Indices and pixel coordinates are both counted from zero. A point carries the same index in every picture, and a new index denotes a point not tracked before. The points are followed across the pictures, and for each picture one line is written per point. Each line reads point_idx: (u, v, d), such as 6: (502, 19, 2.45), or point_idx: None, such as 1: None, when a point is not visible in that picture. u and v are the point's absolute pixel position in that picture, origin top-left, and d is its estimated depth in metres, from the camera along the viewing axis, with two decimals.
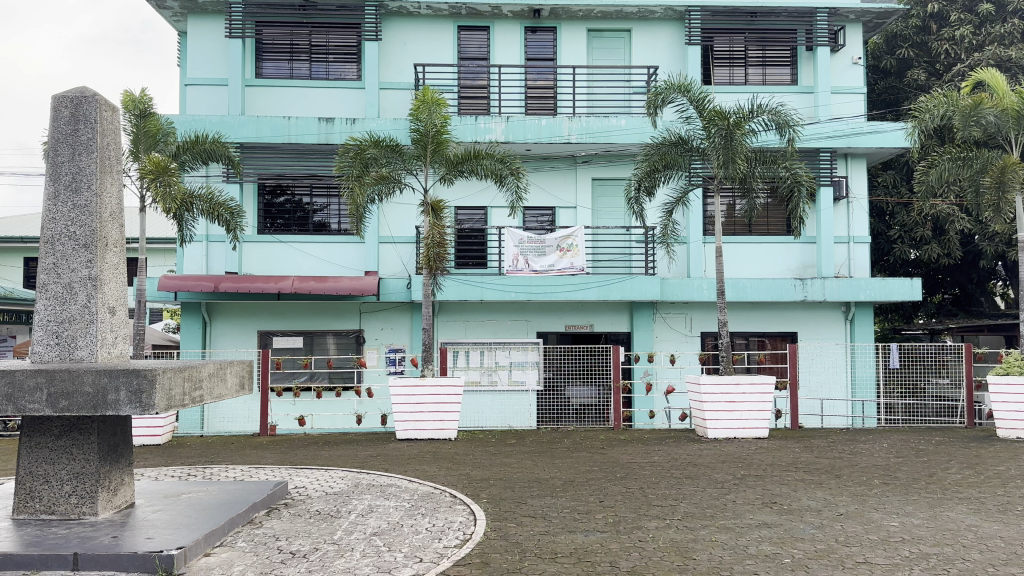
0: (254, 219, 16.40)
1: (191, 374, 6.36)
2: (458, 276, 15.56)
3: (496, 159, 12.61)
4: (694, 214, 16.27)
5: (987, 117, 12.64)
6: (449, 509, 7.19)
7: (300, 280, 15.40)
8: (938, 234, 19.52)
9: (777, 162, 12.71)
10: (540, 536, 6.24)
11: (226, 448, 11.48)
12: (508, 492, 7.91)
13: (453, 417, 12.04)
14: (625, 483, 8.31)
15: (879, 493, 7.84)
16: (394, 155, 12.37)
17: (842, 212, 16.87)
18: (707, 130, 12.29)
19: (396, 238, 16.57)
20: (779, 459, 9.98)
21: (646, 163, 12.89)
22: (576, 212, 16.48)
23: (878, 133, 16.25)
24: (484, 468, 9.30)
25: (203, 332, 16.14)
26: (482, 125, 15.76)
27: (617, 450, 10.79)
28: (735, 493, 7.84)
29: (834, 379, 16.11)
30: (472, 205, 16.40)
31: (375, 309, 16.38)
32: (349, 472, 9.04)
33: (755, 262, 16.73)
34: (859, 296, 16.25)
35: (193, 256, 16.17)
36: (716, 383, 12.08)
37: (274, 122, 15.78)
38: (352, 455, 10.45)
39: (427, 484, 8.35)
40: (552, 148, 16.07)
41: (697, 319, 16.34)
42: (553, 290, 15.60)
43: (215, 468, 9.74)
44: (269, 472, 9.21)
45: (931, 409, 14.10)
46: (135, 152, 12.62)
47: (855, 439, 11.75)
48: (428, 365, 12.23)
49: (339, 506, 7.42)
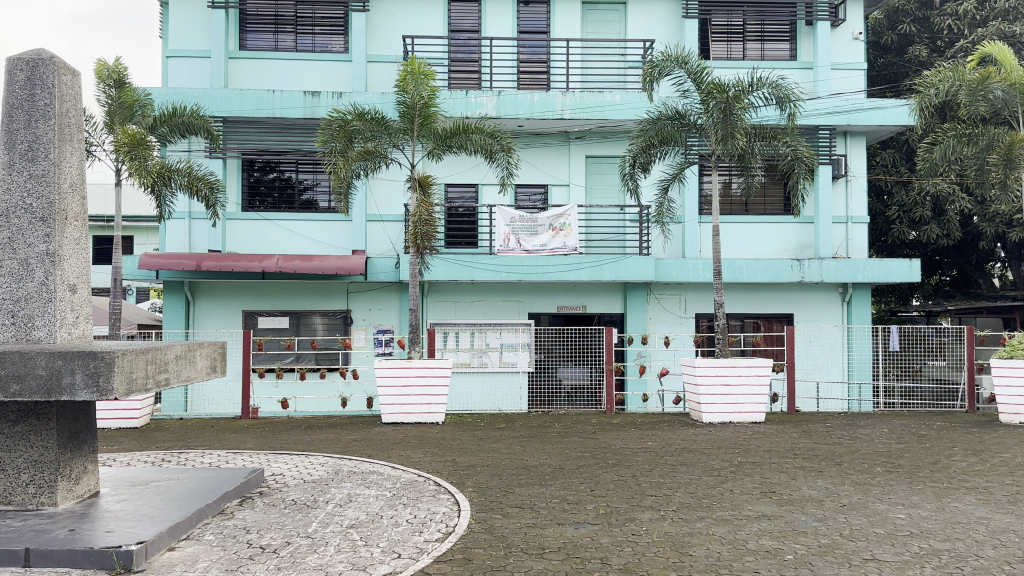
0: (238, 196, 15.92)
1: (155, 356, 5.98)
2: (448, 256, 15.13)
3: (485, 133, 12.14)
4: (690, 193, 15.85)
5: (995, 91, 12.22)
6: (432, 499, 6.83)
7: (284, 258, 14.94)
8: (937, 214, 19.15)
9: (777, 137, 12.31)
10: (528, 530, 5.88)
11: (205, 432, 11.08)
12: (495, 480, 7.56)
13: (440, 400, 11.69)
14: (618, 471, 7.96)
15: (883, 482, 7.51)
16: (379, 128, 11.87)
17: (841, 190, 16.49)
18: (704, 103, 11.85)
19: (384, 216, 16.11)
20: (776, 444, 9.65)
21: (642, 138, 12.45)
22: (569, 190, 16.06)
23: (878, 109, 15.83)
24: (471, 454, 8.94)
25: (186, 312, 15.72)
26: (472, 99, 15.26)
27: (609, 434, 10.44)
28: (732, 481, 7.50)
29: (829, 362, 15.85)
30: (463, 181, 15.94)
31: (363, 289, 15.98)
32: (330, 458, 8.66)
33: (752, 242, 16.35)
34: (858, 278, 15.90)
35: (175, 234, 15.68)
36: (711, 366, 11.73)
37: (258, 95, 15.26)
38: (335, 440, 10.07)
39: (411, 470, 7.99)
40: (544, 124, 15.62)
41: (692, 300, 15.98)
42: (544, 271, 15.18)
43: (191, 453, 9.34)
44: (246, 458, 8.81)
45: (928, 393, 13.79)
46: (110, 123, 12.09)
47: (853, 423, 11.43)
48: (415, 347, 11.84)
49: (316, 495, 7.04)
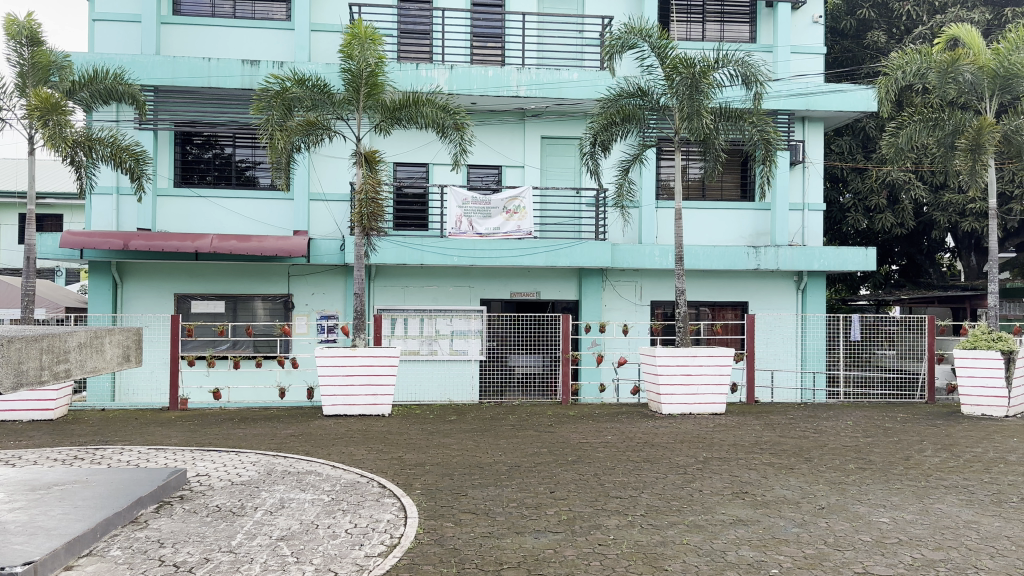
0: (169, 171, 14.87)
1: (51, 344, 5.18)
2: (396, 238, 14.33)
3: (437, 106, 11.35)
4: (649, 175, 15.30)
5: (964, 75, 12.15)
6: (375, 504, 6.13)
7: (220, 238, 13.97)
8: (892, 203, 19.04)
9: (743, 117, 11.84)
10: (482, 541, 5.23)
11: (127, 425, 10.11)
12: (445, 481, 6.88)
13: (386, 392, 10.94)
14: (578, 469, 7.35)
15: (859, 481, 7.08)
16: (321, 97, 11.05)
17: (798, 176, 16.16)
18: (669, 80, 11.26)
19: (328, 195, 15.22)
20: (741, 438, 9.18)
21: (603, 116, 11.84)
22: (523, 171, 15.42)
23: (838, 93, 15.50)
24: (419, 451, 8.23)
25: (113, 295, 14.65)
26: (423, 73, 14.47)
27: (566, 428, 9.83)
28: (701, 480, 6.96)
29: (786, 351, 15.55)
30: (412, 160, 15.15)
31: (306, 272, 15.12)
32: (263, 457, 7.87)
33: (708, 228, 15.93)
34: (813, 266, 15.62)
35: (101, 211, 14.56)
36: (671, 355, 11.21)
37: (193, 63, 14.21)
38: (270, 435, 9.24)
39: (353, 470, 7.27)
40: (499, 101, 14.92)
41: (648, 287, 15.52)
42: (498, 255, 14.50)
43: (108, 449, 8.39)
44: (168, 457, 7.94)
45: (878, 381, 13.57)
46: (23, 86, 10.94)
47: (816, 415, 11.05)
48: (359, 334, 11.05)
49: (243, 500, 6.26)
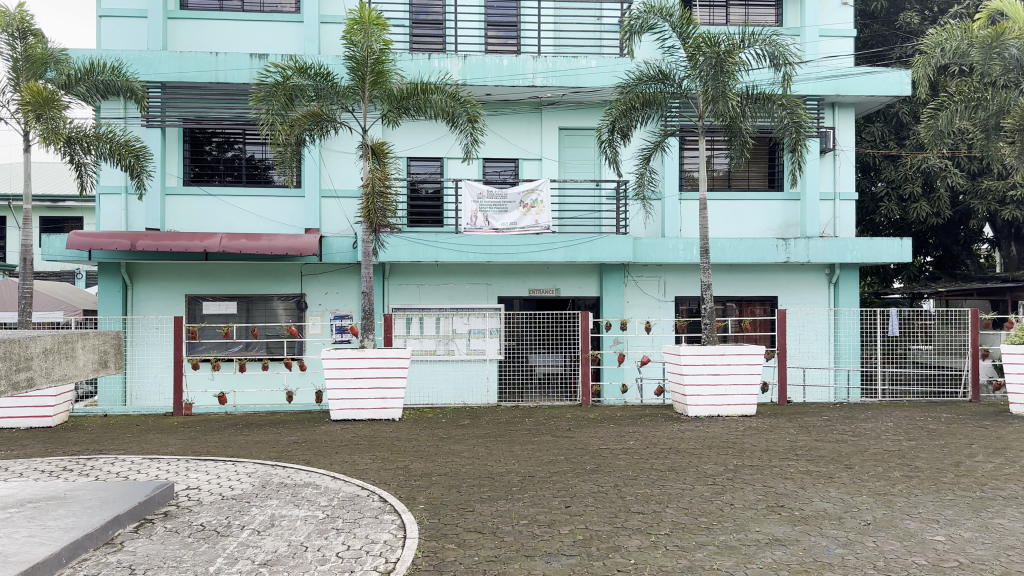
0: (178, 169, 14.49)
1: (8, 349, 4.71)
2: (408, 235, 13.82)
3: (446, 94, 10.82)
4: (671, 163, 14.66)
5: (1010, 49, 11.50)
6: (373, 522, 5.59)
7: (229, 237, 13.54)
8: (927, 192, 18.15)
9: (772, 99, 11.15)
10: (487, 566, 4.67)
11: (127, 432, 9.67)
12: (452, 494, 6.34)
13: (397, 395, 10.43)
14: (596, 479, 6.78)
15: (907, 491, 6.43)
16: (326, 88, 10.59)
17: (828, 165, 15.40)
18: (692, 60, 10.58)
19: (340, 191, 14.74)
20: (774, 442, 8.53)
21: (622, 101, 11.19)
22: (541, 164, 14.81)
23: (869, 76, 14.77)
24: (427, 460, 7.68)
25: (123, 297, 14.28)
26: (435, 64, 13.94)
27: (585, 432, 9.23)
28: (731, 492, 6.35)
29: (818, 348, 14.87)
30: (426, 154, 14.63)
31: (318, 271, 14.66)
32: (261, 467, 7.38)
33: (734, 221, 15.23)
34: (845, 258, 14.88)
35: (110, 212, 14.20)
36: (697, 354, 10.58)
37: (200, 57, 13.81)
38: (272, 443, 8.75)
39: (353, 482, 6.75)
40: (513, 92, 14.37)
41: (671, 283, 14.87)
42: (515, 251, 13.92)
43: (100, 459, 7.94)
44: (161, 468, 7.46)
45: (914, 378, 12.93)
46: (16, 81, 10.54)
47: (853, 417, 10.34)
48: (368, 335, 10.55)
49: (230, 518, 5.76)
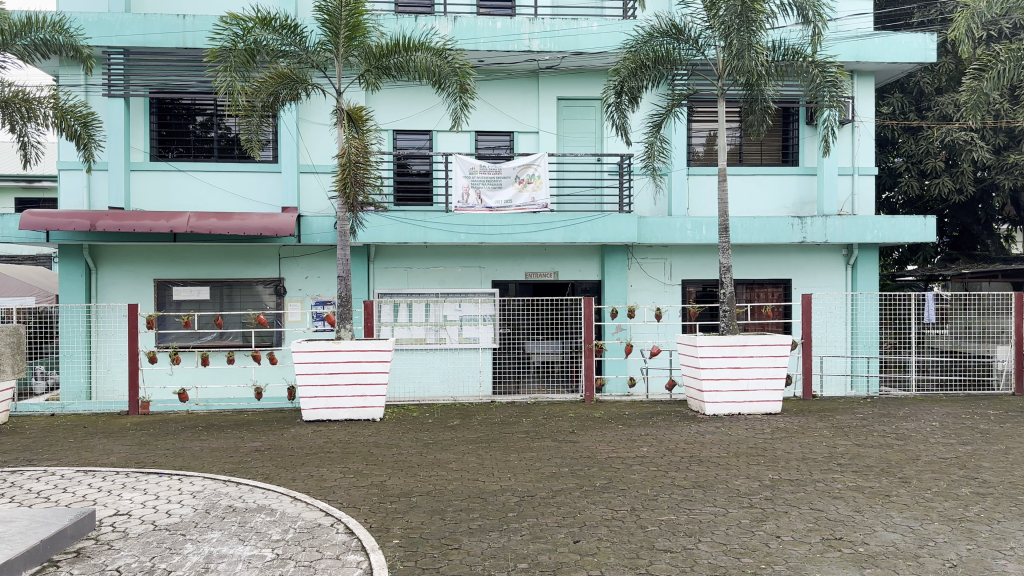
0: (144, 143, 13.20)
1: None
2: (394, 214, 12.62)
3: (431, 52, 9.58)
4: (680, 133, 13.44)
5: None
6: (332, 568, 4.41)
7: (197, 216, 12.29)
8: (949, 166, 16.95)
9: (801, 55, 9.95)
10: None
11: (69, 437, 8.47)
12: (434, 523, 5.20)
13: (377, 393, 9.28)
14: (609, 501, 5.65)
15: (988, 516, 5.30)
16: (290, 41, 9.37)
17: (847, 137, 14.18)
18: (713, 9, 9.30)
19: (319, 167, 13.52)
20: (809, 449, 7.39)
21: (631, 59, 9.97)
22: (538, 137, 13.58)
23: (891, 42, 13.56)
24: (408, 473, 6.52)
25: (87, 282, 13.04)
26: (422, 25, 12.70)
27: (590, 436, 8.06)
28: (774, 519, 5.20)
29: (836, 334, 13.70)
30: (414, 127, 13.39)
31: (297, 254, 13.47)
32: (211, 485, 6.22)
33: (747, 197, 14.05)
34: (865, 238, 13.71)
35: (70, 190, 12.92)
36: (715, 345, 9.43)
37: (166, 20, 12.52)
38: (231, 451, 7.58)
39: (317, 506, 5.61)
40: (508, 57, 13.07)
41: (678, 265, 13.72)
42: (510, 231, 12.73)
43: (26, 472, 6.75)
44: (93, 486, 6.27)
45: (956, 368, 11.67)
46: None
47: (890, 415, 9.19)
48: (345, 325, 9.37)
49: (156, 560, 4.59)
